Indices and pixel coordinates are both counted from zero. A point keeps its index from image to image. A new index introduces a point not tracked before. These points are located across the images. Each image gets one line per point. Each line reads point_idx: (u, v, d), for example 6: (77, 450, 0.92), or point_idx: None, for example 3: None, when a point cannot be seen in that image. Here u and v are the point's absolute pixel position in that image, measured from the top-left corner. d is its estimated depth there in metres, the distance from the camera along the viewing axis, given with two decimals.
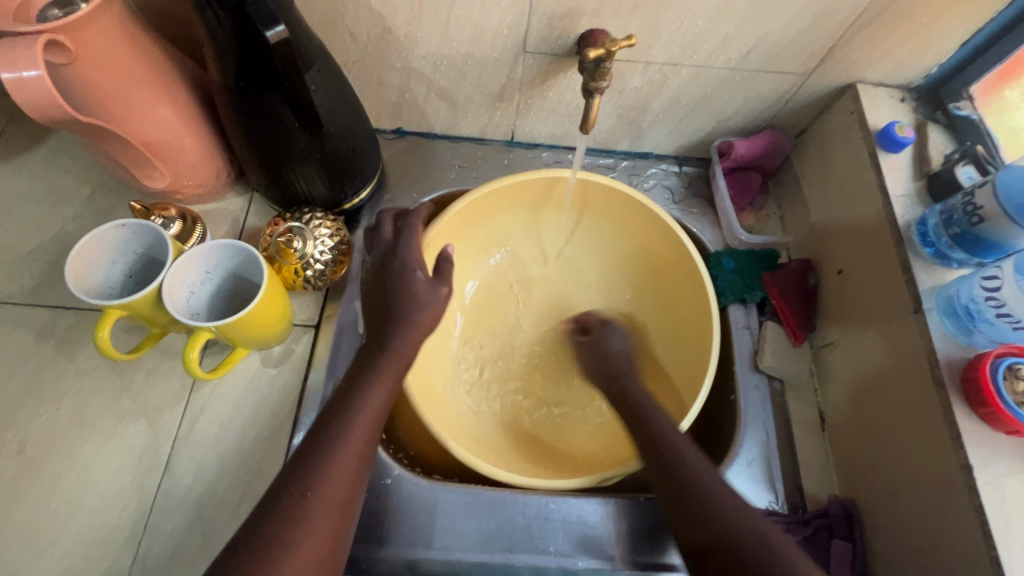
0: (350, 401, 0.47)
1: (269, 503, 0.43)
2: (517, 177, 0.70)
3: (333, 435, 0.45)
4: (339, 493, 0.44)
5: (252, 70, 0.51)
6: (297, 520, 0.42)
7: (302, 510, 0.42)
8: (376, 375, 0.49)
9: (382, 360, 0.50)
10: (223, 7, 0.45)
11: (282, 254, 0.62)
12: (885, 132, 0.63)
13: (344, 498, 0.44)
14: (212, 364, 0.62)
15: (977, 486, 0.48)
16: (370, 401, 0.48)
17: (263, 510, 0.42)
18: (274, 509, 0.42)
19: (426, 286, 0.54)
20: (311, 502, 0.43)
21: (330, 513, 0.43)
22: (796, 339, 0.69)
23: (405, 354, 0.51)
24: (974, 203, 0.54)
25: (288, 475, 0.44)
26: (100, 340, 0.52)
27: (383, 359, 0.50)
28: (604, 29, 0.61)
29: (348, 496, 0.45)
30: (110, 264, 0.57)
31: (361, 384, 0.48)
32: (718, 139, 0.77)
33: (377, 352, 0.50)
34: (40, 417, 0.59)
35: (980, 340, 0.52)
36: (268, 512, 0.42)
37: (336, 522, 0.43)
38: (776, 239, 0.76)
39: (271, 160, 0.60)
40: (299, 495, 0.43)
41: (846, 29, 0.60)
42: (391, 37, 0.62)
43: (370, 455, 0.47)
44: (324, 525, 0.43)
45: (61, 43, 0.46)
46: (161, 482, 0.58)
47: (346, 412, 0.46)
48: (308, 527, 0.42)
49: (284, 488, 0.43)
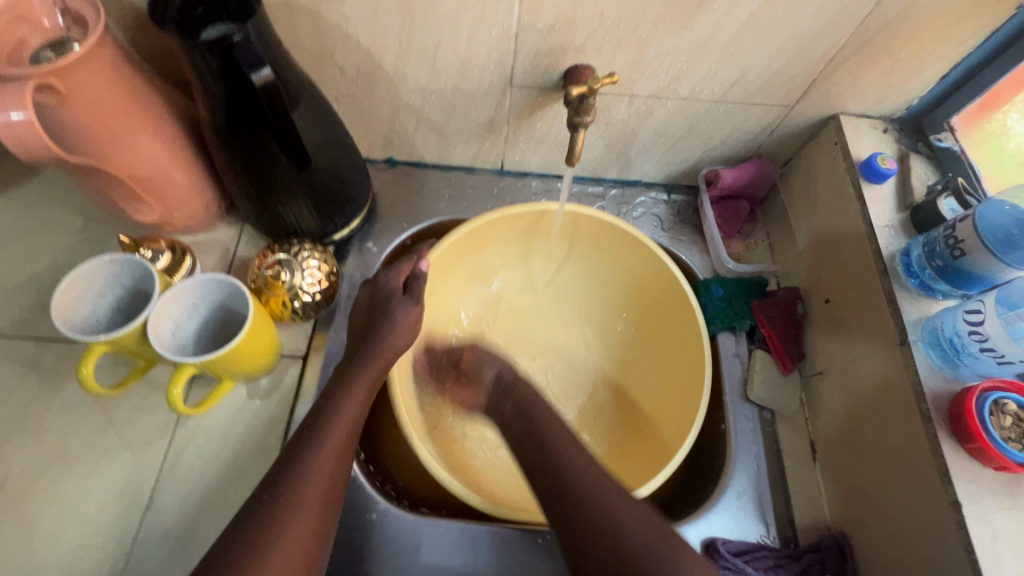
0: (322, 417, 0.53)
1: (248, 510, 0.46)
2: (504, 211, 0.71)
3: (308, 445, 0.50)
4: (317, 496, 0.48)
5: (241, 109, 0.51)
6: (274, 521, 0.45)
7: (279, 510, 0.46)
8: (346, 389, 0.56)
9: (356, 376, 0.57)
10: (211, 51, 0.46)
11: (269, 286, 0.62)
12: (868, 164, 0.64)
13: (322, 502, 0.48)
14: (198, 396, 0.61)
15: (966, 524, 0.47)
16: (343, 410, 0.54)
17: (243, 518, 0.46)
18: (251, 514, 0.46)
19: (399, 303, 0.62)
20: (288, 503, 0.47)
21: (310, 513, 0.47)
22: (786, 367, 0.69)
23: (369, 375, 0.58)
24: (956, 235, 0.54)
25: (268, 484, 0.48)
26: (84, 376, 0.52)
27: (358, 374, 0.57)
28: (588, 65, 0.62)
29: (324, 501, 0.49)
30: (97, 298, 0.57)
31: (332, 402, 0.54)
32: (705, 168, 0.77)
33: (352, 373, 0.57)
34: (24, 452, 0.59)
35: (966, 373, 0.52)
36: (249, 517, 0.45)
37: (312, 524, 0.47)
38: (764, 267, 0.76)
39: (260, 193, 0.61)
40: (274, 498, 0.47)
41: (826, 64, 0.61)
42: (380, 72, 0.64)
43: (342, 465, 0.52)
44: (304, 525, 0.46)
45: (53, 86, 0.46)
46: (144, 518, 0.57)
47: (319, 425, 0.52)
48: (287, 526, 0.46)
49: (258, 495, 0.47)
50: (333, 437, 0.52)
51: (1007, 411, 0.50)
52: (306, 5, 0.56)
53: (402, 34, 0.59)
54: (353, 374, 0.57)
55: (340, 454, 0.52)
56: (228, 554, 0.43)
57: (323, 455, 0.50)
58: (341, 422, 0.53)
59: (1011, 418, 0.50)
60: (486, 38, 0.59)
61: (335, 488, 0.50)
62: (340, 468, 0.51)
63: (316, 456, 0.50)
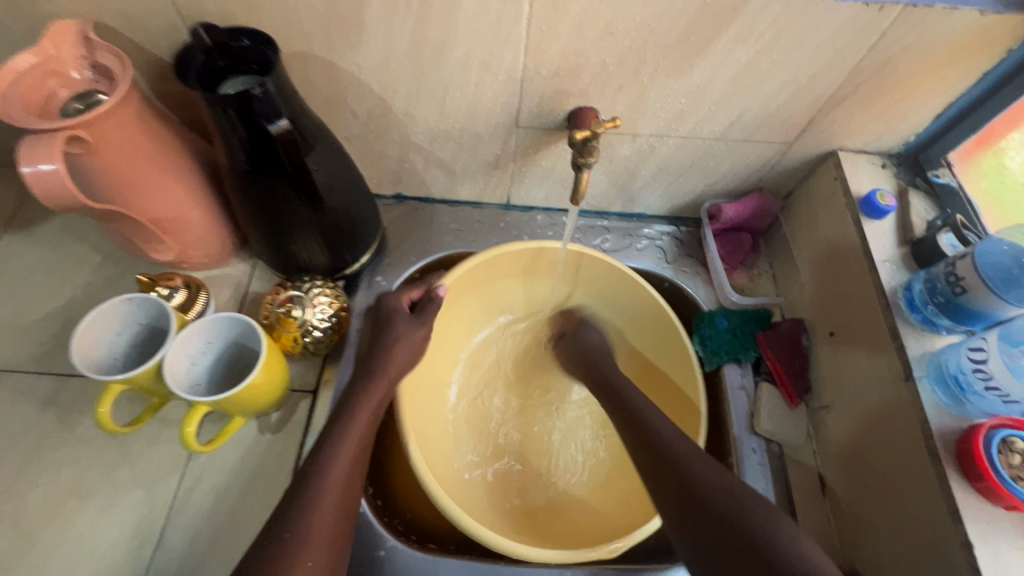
0: (328, 443, 0.53)
1: (254, 547, 0.46)
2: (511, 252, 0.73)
3: (313, 477, 0.50)
4: (324, 531, 0.48)
5: (258, 158, 0.53)
6: (283, 560, 0.45)
7: (287, 549, 0.46)
8: (350, 414, 0.56)
9: (356, 402, 0.57)
10: (232, 106, 0.48)
11: (281, 322, 0.64)
12: (867, 200, 0.65)
13: (329, 536, 0.48)
14: (211, 430, 0.62)
15: (979, 566, 0.47)
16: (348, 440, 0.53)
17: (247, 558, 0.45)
18: (257, 555, 0.45)
19: (408, 326, 0.64)
20: (295, 541, 0.46)
21: (320, 550, 0.47)
22: (792, 401, 0.69)
23: (375, 397, 0.58)
24: (956, 273, 0.55)
25: (273, 520, 0.48)
26: (101, 415, 0.53)
27: (360, 401, 0.57)
28: (592, 107, 0.64)
29: (332, 537, 0.48)
30: (115, 336, 0.58)
31: (335, 426, 0.55)
32: (708, 202, 0.79)
33: (356, 400, 0.57)
34: (37, 488, 0.59)
35: (973, 411, 0.52)
36: (256, 556, 0.45)
37: (321, 558, 0.47)
38: (768, 299, 0.77)
39: (274, 233, 0.62)
40: (280, 535, 0.46)
41: (823, 105, 0.63)
42: (390, 115, 0.66)
43: (349, 495, 0.51)
44: (312, 562, 0.46)
45: (82, 137, 0.49)
46: (154, 556, 0.57)
47: (325, 452, 0.52)
48: (294, 565, 0.45)
49: (264, 532, 0.47)
50: (339, 465, 0.51)
51: (1015, 449, 0.50)
52: (320, 54, 0.58)
53: (411, 79, 0.61)
54: (356, 396, 0.58)
55: (348, 483, 0.52)
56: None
57: (330, 485, 0.50)
58: (348, 448, 0.53)
59: (1020, 456, 0.50)
60: (493, 83, 0.61)
61: (343, 520, 0.50)
62: (348, 497, 0.51)
63: (323, 489, 0.49)
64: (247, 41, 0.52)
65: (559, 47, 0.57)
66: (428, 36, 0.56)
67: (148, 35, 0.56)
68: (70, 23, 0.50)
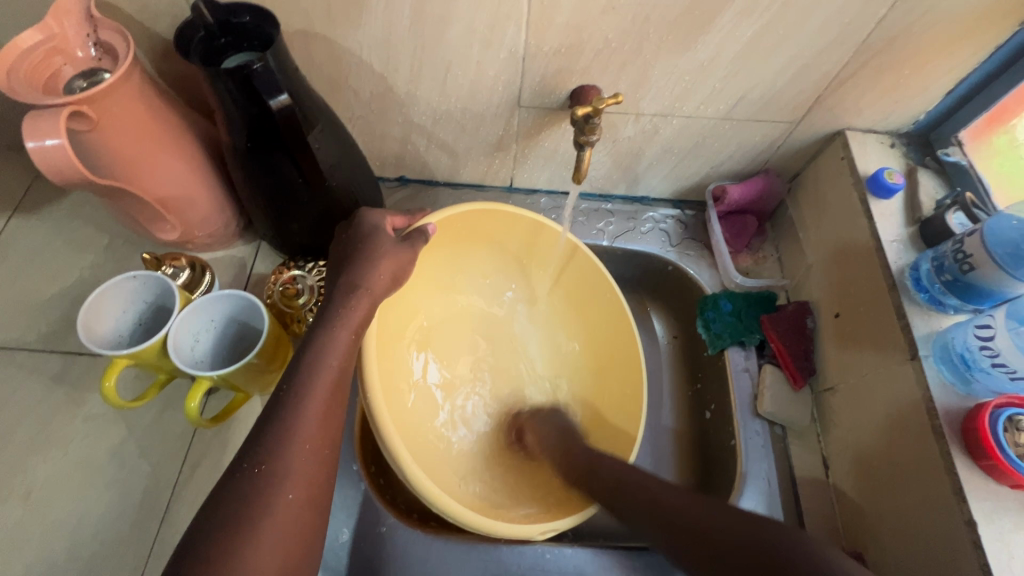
0: (302, 371, 0.50)
1: (228, 480, 0.45)
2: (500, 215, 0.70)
3: (286, 410, 0.48)
4: (304, 463, 0.47)
5: (258, 133, 0.54)
6: (258, 493, 0.44)
7: (263, 480, 0.45)
8: (328, 331, 0.53)
9: (334, 321, 0.54)
10: (233, 80, 0.49)
11: (285, 301, 0.66)
12: (875, 178, 0.64)
13: (310, 467, 0.47)
14: (216, 407, 0.63)
15: (983, 544, 0.47)
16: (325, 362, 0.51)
17: (226, 493, 0.45)
18: (231, 488, 0.45)
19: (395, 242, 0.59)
20: (269, 473, 0.45)
21: (302, 480, 0.46)
22: (796, 383, 0.68)
23: (352, 322, 0.54)
24: (963, 250, 0.54)
25: (249, 448, 0.47)
26: (107, 389, 0.54)
27: (339, 320, 0.54)
28: (595, 85, 0.63)
29: (314, 468, 0.47)
30: (121, 313, 0.59)
31: (308, 353, 0.51)
32: (713, 184, 0.78)
33: (329, 318, 0.54)
34: (47, 462, 0.60)
35: (980, 389, 0.52)
36: (255, 484, 0.45)
37: (304, 490, 0.46)
38: (773, 282, 0.76)
39: (278, 213, 0.63)
40: (254, 468, 0.45)
41: (831, 81, 0.62)
42: (392, 95, 0.66)
43: (330, 428, 0.50)
44: (293, 493, 0.45)
45: (85, 113, 0.49)
46: (161, 529, 0.58)
47: (298, 382, 0.50)
48: (273, 499, 0.45)
49: (239, 464, 0.46)
50: (316, 396, 0.49)
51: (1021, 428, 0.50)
52: (321, 33, 0.58)
53: (413, 59, 0.61)
54: (332, 318, 0.54)
55: (328, 411, 0.50)
56: (213, 532, 0.42)
57: (305, 414, 0.48)
58: (323, 378, 0.50)
59: None
60: (494, 60, 0.61)
61: (323, 450, 0.48)
62: (328, 427, 0.49)
63: (297, 420, 0.48)
64: (248, 17, 0.52)
65: (561, 23, 0.56)
66: (429, 12, 0.56)
67: (151, 14, 0.56)
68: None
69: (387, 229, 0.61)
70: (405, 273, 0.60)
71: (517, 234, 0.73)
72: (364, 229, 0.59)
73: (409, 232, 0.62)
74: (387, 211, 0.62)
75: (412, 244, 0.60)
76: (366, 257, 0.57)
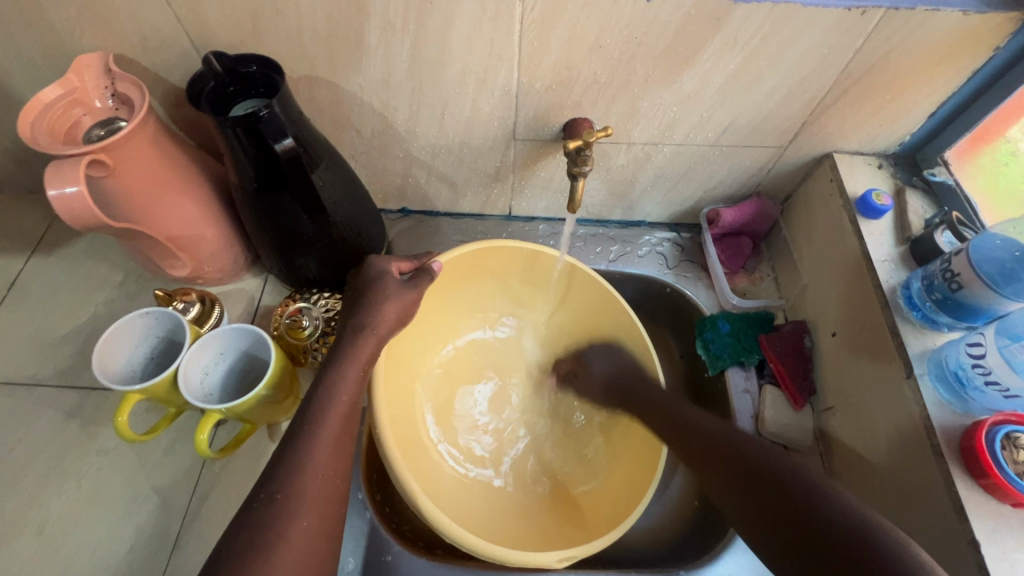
0: (313, 407, 0.52)
1: (250, 510, 0.46)
2: (503, 245, 0.72)
3: (300, 440, 0.50)
4: (317, 490, 0.48)
5: (264, 176, 0.57)
6: (272, 524, 0.45)
7: (281, 510, 0.46)
8: (338, 366, 0.55)
9: (345, 356, 0.56)
10: (241, 127, 0.52)
11: (291, 333, 0.67)
12: (863, 200, 0.65)
13: (325, 495, 0.48)
14: (225, 438, 0.65)
15: (987, 564, 0.46)
16: (334, 400, 0.53)
17: (238, 522, 0.46)
18: (251, 516, 0.46)
19: (398, 282, 0.61)
20: (288, 501, 0.47)
21: (317, 508, 0.47)
22: (797, 403, 0.68)
23: (360, 358, 0.56)
24: (952, 269, 0.55)
25: (265, 482, 0.48)
26: (119, 423, 0.55)
27: (347, 357, 0.56)
28: (587, 118, 0.66)
29: (327, 499, 0.48)
30: (133, 348, 0.61)
31: (323, 385, 0.54)
32: (707, 208, 0.80)
33: (338, 356, 0.56)
34: (61, 496, 0.62)
35: (976, 407, 0.52)
36: (259, 517, 0.46)
37: (317, 516, 0.47)
38: (770, 302, 0.78)
39: (284, 248, 0.65)
40: (271, 497, 0.47)
41: (815, 107, 0.64)
42: (392, 132, 0.69)
43: (343, 459, 0.51)
44: (307, 519, 0.47)
45: (102, 161, 0.52)
46: (169, 564, 0.59)
47: (311, 417, 0.51)
48: (289, 527, 0.46)
49: (255, 492, 0.47)
50: (328, 426, 0.51)
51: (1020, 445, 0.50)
52: (323, 77, 0.61)
53: (411, 98, 0.64)
54: (344, 356, 0.56)
55: (338, 443, 0.51)
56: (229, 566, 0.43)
57: (320, 446, 0.50)
58: (335, 410, 0.52)
59: None
60: (489, 98, 0.64)
61: (336, 480, 0.50)
62: (338, 458, 0.51)
63: (312, 449, 0.49)
64: (255, 67, 0.55)
65: (551, 61, 0.59)
66: (426, 54, 0.59)
67: (163, 65, 0.60)
68: (94, 56, 0.55)
69: (393, 274, 0.62)
70: (408, 315, 0.62)
71: (519, 265, 0.75)
72: (371, 275, 0.61)
73: (416, 273, 0.64)
74: (394, 255, 0.64)
75: (417, 284, 0.63)
76: (372, 301, 0.59)
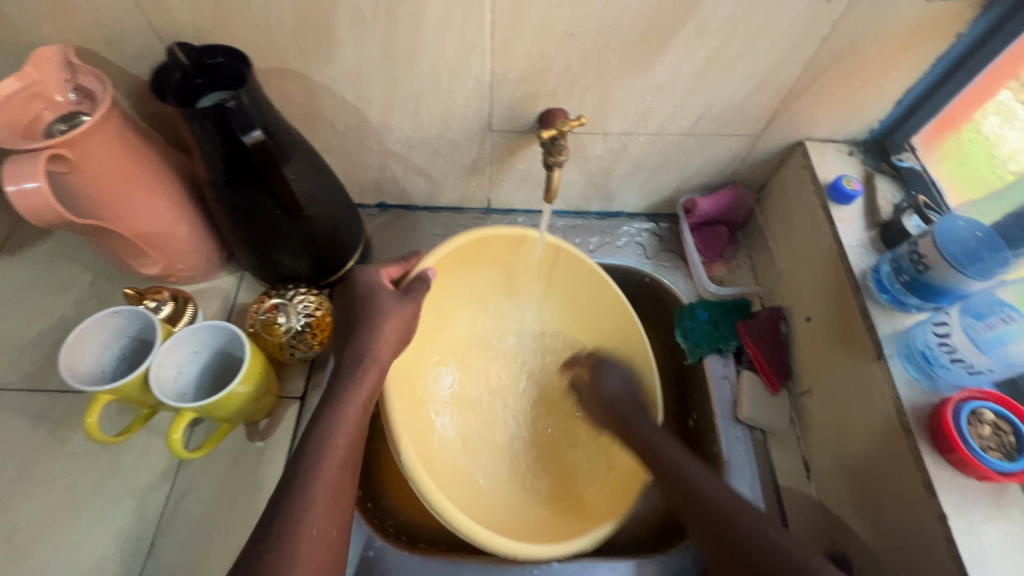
0: (309, 453, 0.52)
1: None
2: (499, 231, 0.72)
3: (297, 487, 0.50)
4: (310, 546, 0.48)
5: (235, 172, 0.56)
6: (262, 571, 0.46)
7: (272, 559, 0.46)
8: (339, 406, 0.55)
9: (343, 390, 0.56)
10: (209, 119, 0.51)
11: (267, 330, 0.65)
12: (834, 186, 0.67)
13: (317, 553, 0.48)
14: (201, 437, 0.64)
15: (954, 536, 0.48)
16: (333, 448, 0.53)
17: None
18: None
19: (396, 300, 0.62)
20: None
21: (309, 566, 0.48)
22: (773, 388, 0.70)
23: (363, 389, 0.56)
24: (918, 252, 0.56)
25: None
26: (88, 425, 0.54)
27: (346, 393, 0.56)
28: (561, 108, 0.66)
29: (320, 549, 0.49)
30: (103, 348, 0.60)
31: (320, 426, 0.54)
32: (684, 197, 0.81)
33: (340, 390, 0.56)
34: (31, 501, 0.60)
35: (942, 385, 0.54)
36: None
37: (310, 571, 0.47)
38: (747, 289, 0.79)
39: (257, 243, 0.64)
40: None
41: (786, 96, 0.65)
42: (366, 125, 0.68)
43: (339, 510, 0.52)
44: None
45: (64, 155, 0.50)
46: (144, 566, 0.58)
47: (306, 463, 0.51)
48: None
49: None
50: (327, 473, 0.51)
51: (985, 420, 0.51)
52: (294, 69, 0.61)
53: (384, 91, 0.63)
54: (346, 383, 0.57)
55: (337, 489, 0.52)
56: None
57: (315, 498, 0.50)
58: (333, 454, 0.52)
59: (990, 427, 0.51)
60: (463, 90, 0.63)
61: (333, 530, 0.50)
62: (334, 513, 0.51)
63: (309, 497, 0.49)
64: (222, 58, 0.54)
65: (524, 51, 0.59)
66: (398, 47, 0.58)
67: (127, 57, 0.58)
68: (53, 48, 0.53)
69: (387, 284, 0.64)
70: (410, 329, 0.62)
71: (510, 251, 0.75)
72: (364, 290, 0.63)
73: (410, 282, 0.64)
74: (383, 264, 0.66)
75: (413, 293, 0.63)
76: (371, 324, 0.60)
